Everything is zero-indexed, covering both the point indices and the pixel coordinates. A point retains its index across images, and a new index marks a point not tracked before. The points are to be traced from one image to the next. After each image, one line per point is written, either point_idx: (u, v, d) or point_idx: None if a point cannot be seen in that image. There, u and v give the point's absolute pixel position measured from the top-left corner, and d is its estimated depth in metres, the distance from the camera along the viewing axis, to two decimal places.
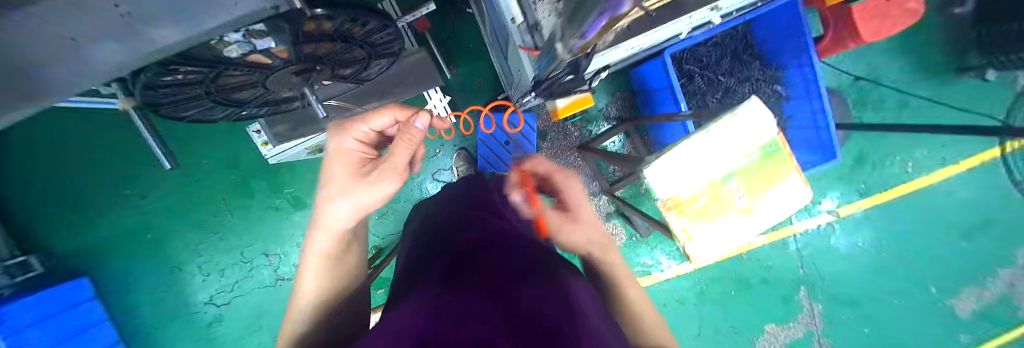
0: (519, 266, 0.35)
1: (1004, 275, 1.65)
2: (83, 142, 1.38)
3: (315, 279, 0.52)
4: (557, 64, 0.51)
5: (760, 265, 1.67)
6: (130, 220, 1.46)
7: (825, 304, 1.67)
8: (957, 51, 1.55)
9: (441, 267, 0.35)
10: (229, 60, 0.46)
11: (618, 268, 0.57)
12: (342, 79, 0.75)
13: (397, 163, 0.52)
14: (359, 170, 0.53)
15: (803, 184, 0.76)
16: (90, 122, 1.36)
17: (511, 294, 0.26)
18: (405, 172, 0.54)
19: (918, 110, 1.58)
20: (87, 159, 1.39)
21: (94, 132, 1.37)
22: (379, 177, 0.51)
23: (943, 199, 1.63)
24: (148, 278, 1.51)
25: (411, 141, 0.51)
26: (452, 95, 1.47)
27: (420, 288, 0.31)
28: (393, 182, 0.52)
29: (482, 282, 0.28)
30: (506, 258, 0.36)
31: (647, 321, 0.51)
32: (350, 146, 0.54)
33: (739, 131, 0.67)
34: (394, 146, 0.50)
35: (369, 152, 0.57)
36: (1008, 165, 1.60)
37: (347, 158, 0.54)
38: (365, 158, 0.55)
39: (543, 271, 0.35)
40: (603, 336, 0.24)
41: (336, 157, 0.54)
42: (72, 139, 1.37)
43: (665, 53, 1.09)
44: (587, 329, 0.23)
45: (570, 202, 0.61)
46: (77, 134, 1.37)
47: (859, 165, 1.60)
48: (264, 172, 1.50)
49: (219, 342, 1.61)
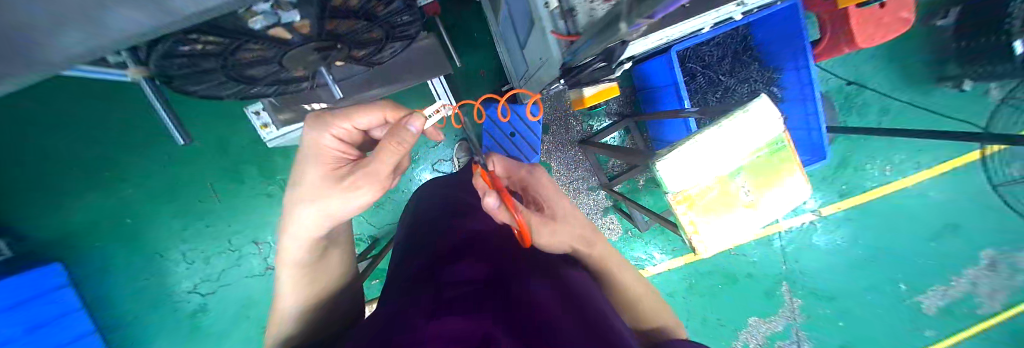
0: (502, 261, 0.42)
1: (969, 274, 1.75)
2: (68, 117, 1.30)
3: (292, 284, 0.51)
4: (597, 48, 0.52)
5: (744, 260, 1.75)
6: (109, 204, 1.39)
7: (804, 298, 1.76)
8: (938, 60, 1.63)
9: (436, 261, 0.43)
10: (253, 32, 0.42)
11: (609, 257, 0.54)
12: (357, 61, 0.66)
13: (381, 171, 0.45)
14: (337, 172, 0.47)
15: (803, 180, 0.81)
16: (77, 95, 1.29)
17: (491, 289, 0.33)
18: (386, 181, 0.47)
19: (900, 116, 1.66)
20: (71, 135, 1.31)
21: (83, 105, 1.30)
22: (354, 184, 0.44)
23: (916, 201, 1.73)
24: (128, 266, 1.44)
25: (400, 145, 0.44)
26: (454, 84, 1.46)
27: (422, 280, 0.39)
28: (370, 193, 0.46)
29: (469, 279, 0.36)
30: (492, 256, 0.44)
31: (643, 308, 0.55)
32: (326, 144, 0.47)
33: (751, 126, 0.71)
34: (379, 151, 0.43)
35: (350, 153, 0.50)
36: (976, 171, 1.71)
37: (324, 157, 0.47)
38: (344, 159, 0.49)
39: (524, 264, 0.43)
40: (563, 310, 0.33)
41: (309, 154, 0.47)
42: (54, 112, 1.28)
43: (671, 50, 1.10)
44: (548, 311, 0.31)
45: (543, 199, 0.52)
46: (61, 108, 1.29)
47: (843, 167, 1.70)
48: (255, 157, 1.47)
49: (204, 332, 1.57)
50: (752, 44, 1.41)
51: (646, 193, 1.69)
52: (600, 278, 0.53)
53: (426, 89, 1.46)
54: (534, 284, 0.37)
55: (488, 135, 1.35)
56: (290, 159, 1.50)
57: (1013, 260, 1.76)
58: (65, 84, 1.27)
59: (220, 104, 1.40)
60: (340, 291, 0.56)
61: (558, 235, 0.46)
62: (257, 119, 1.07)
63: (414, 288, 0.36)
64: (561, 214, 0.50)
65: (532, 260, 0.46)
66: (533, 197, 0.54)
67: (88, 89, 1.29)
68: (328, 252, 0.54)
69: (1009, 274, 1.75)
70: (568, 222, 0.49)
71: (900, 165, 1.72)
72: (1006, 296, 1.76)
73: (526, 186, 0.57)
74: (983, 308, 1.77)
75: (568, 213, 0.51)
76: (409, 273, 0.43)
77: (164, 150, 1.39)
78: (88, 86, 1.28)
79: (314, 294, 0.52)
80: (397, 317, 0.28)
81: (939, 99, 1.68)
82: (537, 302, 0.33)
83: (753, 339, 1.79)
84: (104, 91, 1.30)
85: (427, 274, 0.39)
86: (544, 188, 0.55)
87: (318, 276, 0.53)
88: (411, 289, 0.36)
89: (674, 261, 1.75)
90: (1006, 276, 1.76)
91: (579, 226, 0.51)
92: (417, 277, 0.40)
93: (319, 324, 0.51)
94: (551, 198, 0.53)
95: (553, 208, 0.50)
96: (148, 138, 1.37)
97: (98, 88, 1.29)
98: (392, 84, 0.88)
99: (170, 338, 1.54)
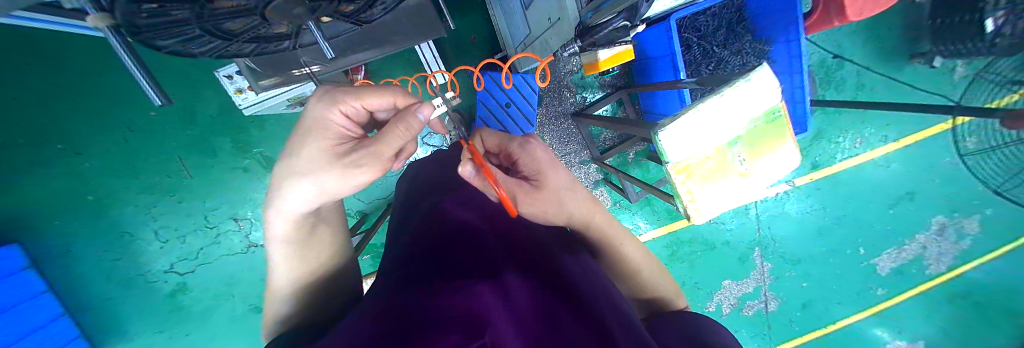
0: (495, 249, 0.38)
1: (919, 238, 1.97)
2: (27, 74, 1.16)
3: (284, 260, 0.50)
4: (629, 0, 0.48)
5: (721, 229, 1.89)
6: (64, 181, 1.28)
7: (773, 262, 1.95)
8: (912, 37, 1.71)
9: (422, 251, 0.38)
10: None
11: (608, 231, 0.55)
12: (346, 18, 0.52)
13: (384, 153, 0.42)
14: (337, 149, 0.42)
15: (794, 150, 0.84)
16: (37, 50, 1.15)
17: (480, 276, 0.29)
18: (389, 162, 0.44)
19: (874, 91, 1.75)
20: (32, 95, 1.18)
21: (45, 62, 1.17)
22: (355, 162, 0.41)
23: (878, 171, 1.89)
24: (94, 246, 1.36)
25: (407, 131, 0.42)
26: (445, 50, 1.40)
27: (403, 273, 0.34)
28: (370, 173, 0.43)
29: (457, 268, 0.31)
30: (484, 243, 0.39)
31: (644, 274, 0.60)
32: (335, 121, 0.43)
33: (750, 97, 0.72)
34: (386, 135, 0.41)
35: (355, 131, 0.45)
36: (932, 144, 1.87)
37: (328, 135, 0.42)
38: (348, 136, 0.44)
39: (518, 254, 0.39)
40: (560, 304, 0.29)
41: (309, 128, 0.42)
42: (9, 68, 1.15)
43: (671, 18, 1.07)
44: (543, 305, 0.28)
45: (533, 171, 0.50)
46: (19, 64, 1.15)
47: (816, 140, 1.82)
48: (228, 129, 1.37)
49: (187, 311, 1.55)
50: (746, 15, 1.41)
51: (635, 166, 1.74)
52: (600, 248, 0.56)
53: (411, 55, 1.38)
54: (534, 272, 0.35)
55: (484, 106, 1.33)
56: (266, 131, 1.41)
57: (960, 227, 1.96)
58: (23, 38, 1.13)
59: (183, 68, 1.27)
60: (333, 266, 0.55)
61: (544, 204, 0.47)
62: (230, 84, 1.02)
63: (404, 278, 0.32)
64: (553, 188, 0.48)
65: (530, 244, 0.44)
66: (524, 171, 0.51)
67: (50, 43, 1.16)
68: (317, 230, 0.51)
69: (956, 238, 1.97)
70: (561, 197, 0.49)
71: (868, 138, 1.84)
72: (952, 259, 2.00)
73: (519, 161, 0.52)
74: (928, 270, 2.01)
75: (562, 187, 0.50)
76: (399, 263, 0.39)
77: (121, 120, 1.27)
78: (50, 39, 1.15)
79: (307, 272, 0.51)
80: (386, 309, 0.25)
81: (909, 75, 1.77)
82: (538, 293, 0.30)
83: (725, 300, 1.98)
84: (69, 46, 1.17)
85: (419, 261, 0.35)
86: (543, 162, 0.50)
87: (308, 254, 0.51)
88: (400, 280, 0.32)
89: (656, 231, 1.87)
90: (953, 241, 1.98)
91: (573, 205, 0.50)
92: (407, 266, 0.36)
93: (318, 298, 0.52)
94: (544, 168, 0.50)
95: (544, 179, 0.49)
96: (122, 101, 1.25)
97: (61, 42, 1.16)
98: (381, 47, 0.82)
99: (154, 317, 1.52)
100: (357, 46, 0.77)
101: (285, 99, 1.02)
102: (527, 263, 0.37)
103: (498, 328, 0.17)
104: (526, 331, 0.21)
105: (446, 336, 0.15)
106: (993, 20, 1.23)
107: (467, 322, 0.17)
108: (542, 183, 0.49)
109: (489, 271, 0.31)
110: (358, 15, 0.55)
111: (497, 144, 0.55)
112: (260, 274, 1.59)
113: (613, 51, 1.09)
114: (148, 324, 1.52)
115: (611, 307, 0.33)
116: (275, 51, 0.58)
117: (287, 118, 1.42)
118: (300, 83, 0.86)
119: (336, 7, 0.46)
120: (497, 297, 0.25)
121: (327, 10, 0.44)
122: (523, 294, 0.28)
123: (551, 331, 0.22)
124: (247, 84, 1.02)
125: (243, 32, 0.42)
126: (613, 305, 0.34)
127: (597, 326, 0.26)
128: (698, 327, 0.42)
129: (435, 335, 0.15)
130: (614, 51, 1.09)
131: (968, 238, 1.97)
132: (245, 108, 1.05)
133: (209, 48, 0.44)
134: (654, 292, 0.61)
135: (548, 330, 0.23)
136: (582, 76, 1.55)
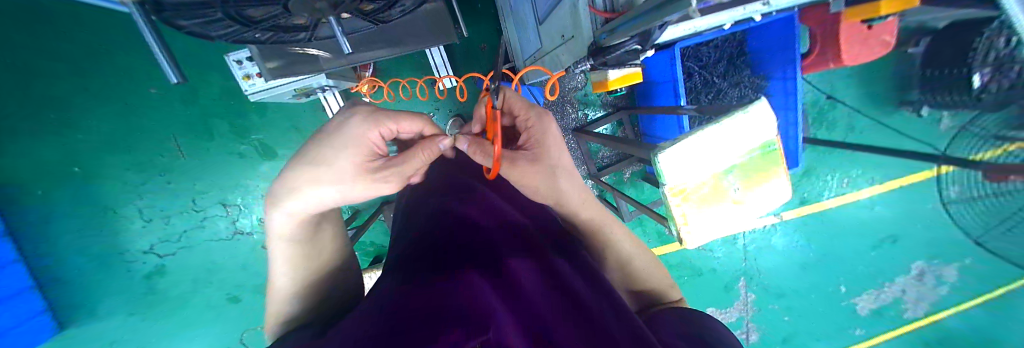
0: (497, 246, 0.38)
1: (899, 281, 2.01)
2: (26, 41, 1.13)
3: (286, 260, 0.47)
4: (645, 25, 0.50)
5: (709, 255, 1.91)
6: (54, 151, 1.25)
7: (757, 294, 1.96)
8: (900, 87, 1.80)
9: (427, 250, 0.38)
10: None
11: (600, 230, 0.55)
12: (365, 16, 0.53)
13: (408, 171, 0.42)
14: (367, 165, 0.41)
15: (786, 183, 0.86)
16: (48, 21, 1.15)
17: (482, 275, 0.29)
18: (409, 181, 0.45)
19: (864, 133, 1.82)
20: (44, 63, 1.18)
21: (50, 29, 1.16)
22: (384, 178, 0.41)
23: (863, 211, 1.94)
24: (73, 220, 1.32)
25: (430, 154, 0.42)
26: (455, 55, 1.43)
27: (407, 270, 0.34)
28: (393, 188, 0.44)
29: (461, 266, 0.31)
30: (488, 242, 0.39)
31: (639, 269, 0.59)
32: (371, 139, 0.41)
33: (748, 127, 0.74)
34: (412, 156, 0.41)
35: (382, 148, 0.44)
36: (916, 189, 1.93)
37: (361, 152, 0.40)
38: (375, 154, 0.43)
39: (521, 252, 0.39)
40: (563, 305, 0.29)
41: (340, 141, 0.39)
42: (11, 32, 1.12)
43: (676, 47, 1.10)
44: (544, 305, 0.28)
45: (537, 140, 0.46)
46: (23, 30, 1.12)
47: (805, 176, 1.88)
48: (229, 113, 1.36)
49: (161, 296, 1.49)
50: (747, 50, 1.46)
51: (630, 186, 1.76)
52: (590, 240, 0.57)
53: (421, 59, 1.41)
54: (534, 267, 0.36)
55: None
56: (266, 118, 1.40)
57: (939, 273, 2.00)
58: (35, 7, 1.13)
59: (194, 51, 1.29)
60: (333, 265, 0.53)
61: (536, 176, 0.44)
62: (239, 69, 1.02)
63: (407, 275, 0.32)
64: (550, 163, 0.45)
65: (529, 242, 0.43)
66: (524, 140, 0.48)
67: (65, 14, 1.17)
68: (321, 227, 0.49)
69: (935, 284, 2.00)
70: (554, 174, 0.46)
71: (855, 179, 1.90)
72: (929, 304, 2.03)
73: (529, 129, 0.47)
74: (905, 313, 2.04)
75: (561, 166, 0.47)
76: (400, 262, 0.39)
77: (126, 95, 1.27)
78: (65, 11, 1.16)
79: (317, 260, 0.50)
80: (385, 307, 0.25)
81: (898, 121, 1.84)
82: (540, 291, 0.30)
83: None
84: (85, 20, 1.19)
85: (423, 257, 0.37)
86: (550, 137, 0.46)
87: (312, 254, 0.49)
88: (403, 274, 0.33)
89: None
90: (931, 287, 2.01)
91: (568, 186, 0.48)
92: (411, 259, 0.37)
93: (331, 283, 0.52)
94: (546, 141, 0.46)
95: (546, 148, 0.45)
96: (131, 76, 1.27)
97: (75, 14, 1.18)
98: (392, 47, 0.82)
99: (124, 299, 1.45)
100: (372, 43, 0.78)
101: (292, 89, 1.03)
102: (527, 258, 0.38)
103: (501, 327, 0.17)
104: (525, 329, 0.21)
105: (448, 333, 0.15)
106: (981, 76, 1.30)
107: (469, 318, 0.17)
108: (538, 154, 0.45)
109: (491, 269, 0.31)
110: (376, 15, 0.56)
111: (506, 109, 0.48)
112: (240, 262, 1.53)
113: (622, 72, 1.11)
114: (118, 306, 1.45)
115: (611, 306, 0.32)
116: (289, 41, 0.58)
117: (290, 108, 1.42)
118: (310, 75, 0.86)
119: (358, 4, 0.47)
120: (500, 297, 0.25)
121: (348, 7, 0.45)
122: (523, 290, 0.28)
123: (548, 327, 0.23)
124: (256, 71, 1.01)
125: (260, 20, 0.42)
126: (613, 301, 0.33)
127: (592, 323, 0.26)
128: (686, 326, 0.39)
129: (435, 333, 0.15)
130: (625, 72, 1.11)
131: (947, 284, 2.00)
132: (250, 94, 1.04)
133: (226, 32, 0.45)
134: (644, 284, 0.60)
135: (550, 328, 0.23)
136: (586, 93, 1.59)
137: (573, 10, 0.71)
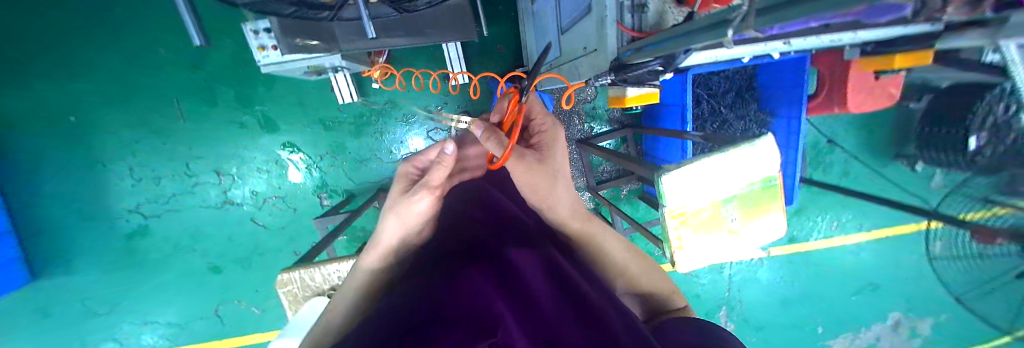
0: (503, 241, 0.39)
1: (876, 328, 2.03)
2: None
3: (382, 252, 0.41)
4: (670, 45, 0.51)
5: (693, 281, 1.92)
6: (56, 98, 1.24)
7: (736, 324, 1.97)
8: (898, 139, 1.84)
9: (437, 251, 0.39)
10: None
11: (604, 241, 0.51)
12: None
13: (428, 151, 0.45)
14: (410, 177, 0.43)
15: (781, 219, 0.88)
16: None
17: (489, 277, 0.30)
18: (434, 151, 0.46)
19: (858, 180, 1.85)
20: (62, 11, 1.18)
21: None
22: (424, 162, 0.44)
23: (849, 256, 1.96)
24: (63, 170, 1.29)
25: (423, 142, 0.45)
26: (470, 53, 1.43)
27: (417, 273, 0.35)
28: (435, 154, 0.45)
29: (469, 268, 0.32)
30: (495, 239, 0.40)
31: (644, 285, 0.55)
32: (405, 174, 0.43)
33: (750, 160, 0.77)
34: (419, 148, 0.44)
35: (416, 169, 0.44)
36: (902, 240, 1.97)
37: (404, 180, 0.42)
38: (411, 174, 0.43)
39: (527, 244, 0.40)
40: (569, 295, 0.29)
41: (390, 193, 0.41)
42: None
43: (689, 73, 1.11)
44: (550, 297, 0.28)
45: (545, 144, 0.47)
46: None
47: (797, 215, 1.91)
48: (235, 80, 1.34)
49: (140, 258, 1.45)
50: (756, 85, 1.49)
51: (625, 203, 1.77)
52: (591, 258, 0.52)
53: (436, 52, 1.41)
54: (538, 255, 0.37)
55: None
56: (273, 91, 1.38)
57: (916, 326, 2.02)
58: None
59: (210, 16, 1.28)
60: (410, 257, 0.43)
61: (539, 177, 0.41)
62: (254, 39, 1.00)
63: (417, 278, 0.33)
64: (555, 167, 0.44)
65: (535, 237, 0.44)
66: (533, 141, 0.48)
67: None
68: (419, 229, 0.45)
69: (910, 335, 2.03)
70: (556, 179, 0.44)
71: (845, 223, 1.93)
72: None
73: (542, 133, 0.48)
74: None
75: (564, 174, 0.46)
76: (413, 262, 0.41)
77: (135, 52, 1.26)
78: None
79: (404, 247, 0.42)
80: (397, 314, 0.26)
81: (892, 172, 1.88)
82: (546, 283, 0.31)
83: None
84: None
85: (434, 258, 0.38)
86: (559, 142, 0.48)
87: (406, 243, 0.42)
88: (415, 276, 0.34)
89: None
90: (905, 338, 2.03)
91: (565, 195, 0.45)
92: (426, 258, 0.40)
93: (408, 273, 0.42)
94: (554, 145, 0.47)
95: (552, 152, 0.46)
96: (142, 33, 1.25)
97: None
98: (413, 37, 0.82)
99: (102, 256, 1.42)
100: (392, 29, 0.77)
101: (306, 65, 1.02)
102: (534, 249, 0.38)
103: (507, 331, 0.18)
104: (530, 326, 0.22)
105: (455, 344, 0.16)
106: (977, 138, 1.33)
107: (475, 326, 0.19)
108: (545, 157, 0.44)
109: (498, 268, 0.32)
110: None
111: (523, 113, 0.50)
112: (224, 233, 1.49)
113: (641, 90, 1.11)
114: (95, 261, 1.42)
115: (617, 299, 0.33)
116: (312, 18, 0.57)
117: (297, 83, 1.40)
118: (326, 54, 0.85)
119: None
120: (506, 298, 0.26)
121: None
122: (529, 284, 0.29)
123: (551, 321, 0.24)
124: (272, 43, 0.99)
125: None
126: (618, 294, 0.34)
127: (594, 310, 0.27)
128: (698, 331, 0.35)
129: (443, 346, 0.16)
130: (642, 91, 1.12)
131: (920, 337, 2.03)
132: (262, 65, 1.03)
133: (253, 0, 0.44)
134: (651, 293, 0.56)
135: (556, 323, 0.23)
136: (594, 106, 1.60)
137: (597, 24, 0.71)
